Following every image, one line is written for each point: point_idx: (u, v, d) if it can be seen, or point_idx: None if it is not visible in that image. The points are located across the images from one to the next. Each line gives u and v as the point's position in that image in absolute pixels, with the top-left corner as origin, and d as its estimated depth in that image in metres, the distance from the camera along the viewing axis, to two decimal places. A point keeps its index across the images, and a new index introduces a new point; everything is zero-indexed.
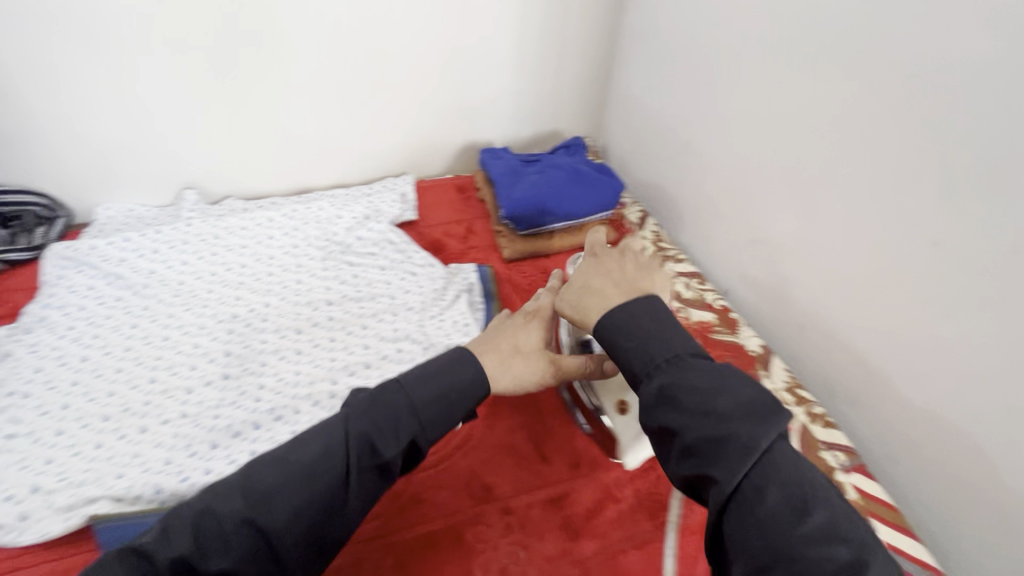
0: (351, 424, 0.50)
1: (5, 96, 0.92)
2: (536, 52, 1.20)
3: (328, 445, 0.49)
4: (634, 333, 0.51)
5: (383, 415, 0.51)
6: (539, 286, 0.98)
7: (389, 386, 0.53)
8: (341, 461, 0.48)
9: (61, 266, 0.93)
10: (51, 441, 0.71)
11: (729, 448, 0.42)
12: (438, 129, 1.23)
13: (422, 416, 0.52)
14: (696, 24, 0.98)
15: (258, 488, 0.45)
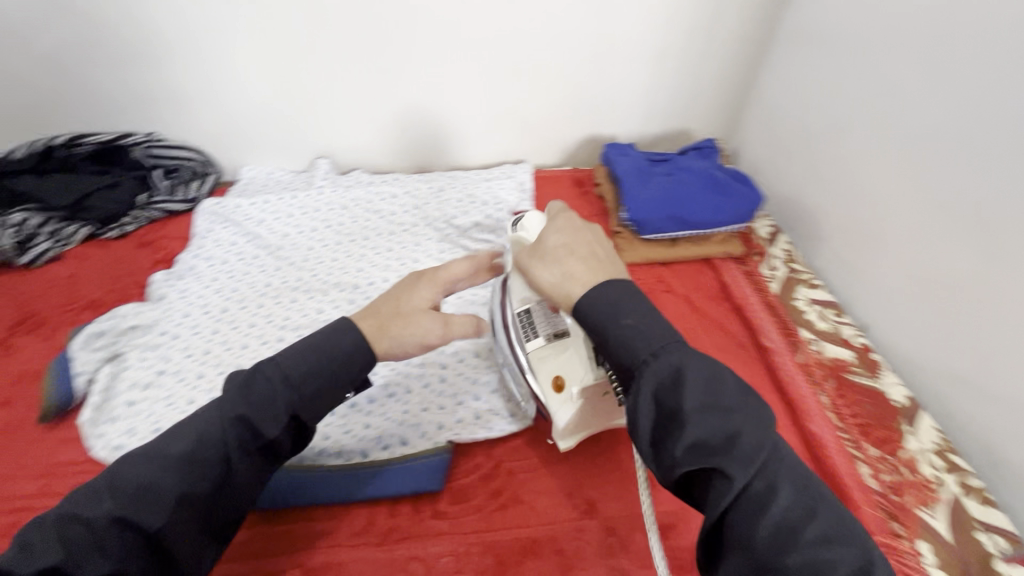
0: (223, 410, 0.47)
1: (181, 59, 1.00)
2: (679, 46, 1.12)
3: (200, 432, 0.47)
4: (627, 318, 0.46)
5: (253, 398, 0.48)
6: (656, 294, 0.93)
7: (246, 366, 0.49)
8: (217, 450, 0.47)
9: (210, 221, 1.01)
10: (193, 381, 0.76)
11: (742, 454, 0.39)
12: (563, 120, 1.20)
13: (301, 391, 0.49)
14: (878, 24, 0.86)
15: (127, 482, 0.44)
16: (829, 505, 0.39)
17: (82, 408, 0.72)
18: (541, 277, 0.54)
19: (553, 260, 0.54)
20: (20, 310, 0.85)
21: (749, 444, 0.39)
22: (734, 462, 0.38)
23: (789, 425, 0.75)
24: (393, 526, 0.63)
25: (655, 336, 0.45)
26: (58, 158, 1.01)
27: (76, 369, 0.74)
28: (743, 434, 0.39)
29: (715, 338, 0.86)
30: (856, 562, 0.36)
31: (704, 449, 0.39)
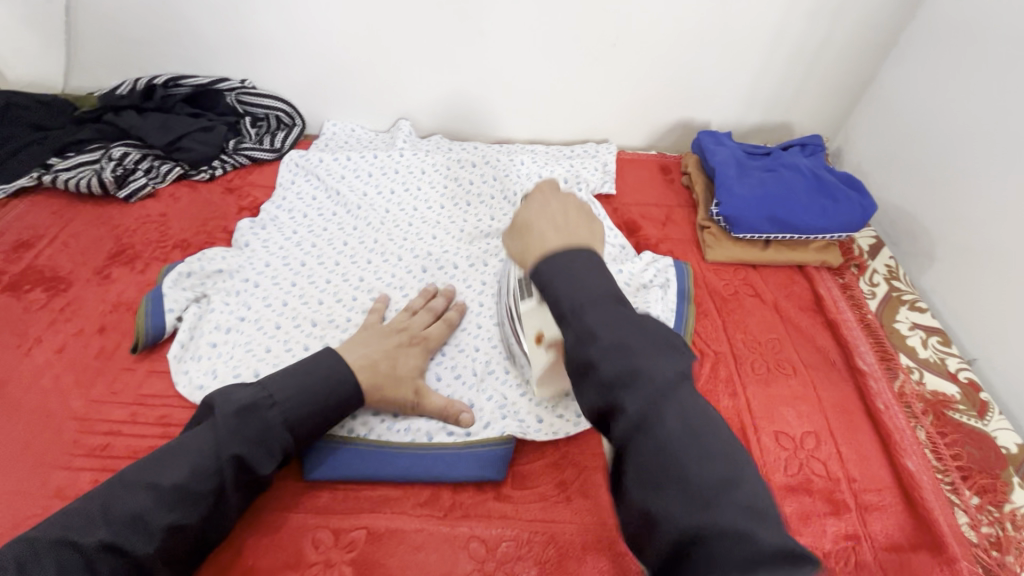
0: (225, 444, 0.54)
1: (276, 7, 0.97)
2: (800, 30, 1.01)
3: (196, 465, 0.53)
4: (569, 295, 0.44)
5: (254, 432, 0.56)
6: (742, 298, 0.87)
7: (259, 399, 0.57)
8: (213, 481, 0.53)
9: (293, 172, 1.02)
10: (271, 332, 0.77)
11: (635, 385, 0.38)
12: (657, 100, 1.12)
13: (295, 430, 0.58)
14: None
15: (123, 511, 0.49)
16: (723, 459, 0.36)
17: (173, 343, 0.75)
18: (511, 250, 0.53)
19: (525, 232, 0.52)
20: (116, 243, 0.89)
21: (648, 372, 0.38)
22: (629, 393, 0.38)
23: (878, 458, 0.69)
24: (456, 504, 0.63)
25: (577, 290, 0.44)
26: (158, 97, 1.03)
27: (166, 306, 0.77)
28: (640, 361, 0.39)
29: (804, 353, 0.80)
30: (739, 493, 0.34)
31: (616, 379, 0.39)
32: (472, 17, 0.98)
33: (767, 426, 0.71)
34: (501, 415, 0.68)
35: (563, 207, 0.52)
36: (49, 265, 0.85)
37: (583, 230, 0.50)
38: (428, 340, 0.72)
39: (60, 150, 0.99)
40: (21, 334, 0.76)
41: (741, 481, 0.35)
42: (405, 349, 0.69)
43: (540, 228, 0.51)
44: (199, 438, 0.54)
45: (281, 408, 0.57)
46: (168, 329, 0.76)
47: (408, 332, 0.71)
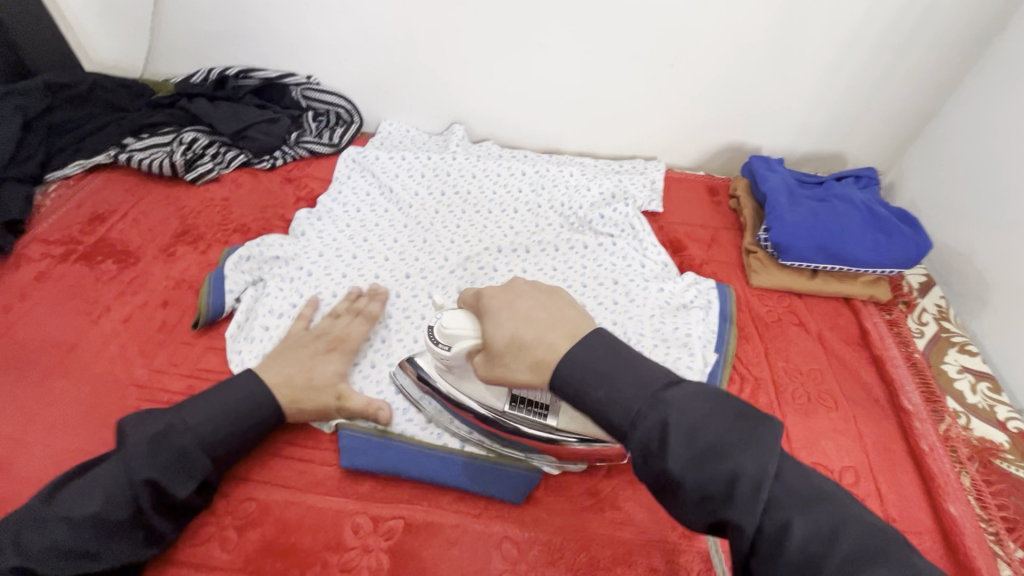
0: (136, 472, 0.54)
1: (347, 10, 1.01)
2: (863, 60, 1.00)
3: (110, 494, 0.53)
4: (614, 385, 0.45)
5: (168, 459, 0.56)
6: (785, 325, 0.86)
7: (170, 428, 0.58)
8: (128, 509, 0.53)
9: (349, 168, 1.06)
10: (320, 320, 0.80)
11: (736, 490, 0.39)
12: (710, 122, 1.12)
13: (214, 452, 0.59)
14: None
15: (42, 543, 0.49)
16: (836, 512, 0.39)
17: (231, 324, 0.79)
18: (517, 371, 0.52)
19: (522, 350, 0.51)
20: (181, 223, 0.93)
21: (747, 471, 0.39)
22: (745, 457, 0.39)
23: (919, 500, 0.68)
24: (491, 504, 0.64)
25: (632, 388, 0.44)
26: (229, 87, 1.08)
27: (227, 287, 0.81)
28: (699, 425, 0.41)
29: (847, 386, 0.79)
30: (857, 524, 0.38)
31: (709, 458, 0.40)
32: (534, 30, 1.01)
33: (805, 457, 0.71)
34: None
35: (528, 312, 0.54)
36: (119, 239, 0.90)
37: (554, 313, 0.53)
38: (348, 341, 0.73)
39: (135, 131, 1.04)
40: (93, 302, 0.80)
41: (848, 518, 0.39)
42: (321, 358, 0.70)
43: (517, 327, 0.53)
44: (116, 467, 0.55)
45: (194, 433, 0.58)
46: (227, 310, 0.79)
47: (327, 338, 0.72)
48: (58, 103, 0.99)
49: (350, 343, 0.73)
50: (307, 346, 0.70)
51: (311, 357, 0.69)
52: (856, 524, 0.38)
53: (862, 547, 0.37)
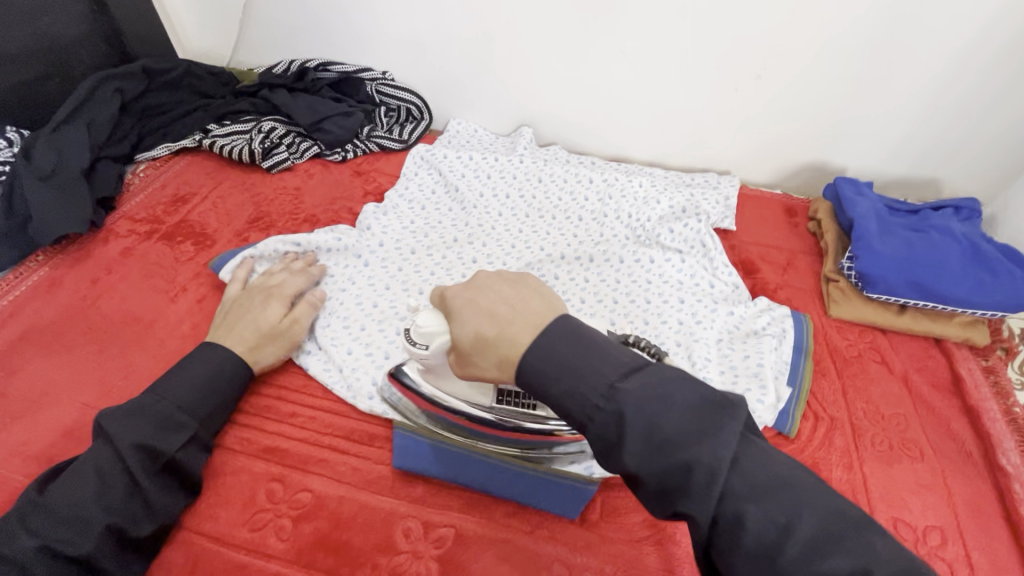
0: (120, 439, 0.57)
1: (429, 10, 1.02)
2: (975, 81, 0.92)
3: (99, 468, 0.55)
4: (560, 354, 0.43)
5: (148, 422, 0.59)
6: (866, 363, 0.80)
7: (150, 399, 0.62)
8: (121, 476, 0.56)
9: (417, 165, 1.06)
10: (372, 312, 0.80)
11: (693, 481, 0.38)
12: (792, 140, 1.06)
13: (192, 411, 0.63)
14: None
15: (58, 511, 0.52)
16: (798, 503, 0.38)
17: None
18: (487, 370, 0.48)
19: (487, 349, 0.46)
20: (255, 210, 0.96)
21: (704, 460, 0.38)
22: (703, 444, 0.39)
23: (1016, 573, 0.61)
24: (542, 523, 0.62)
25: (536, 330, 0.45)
26: (308, 79, 1.11)
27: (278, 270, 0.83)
28: (620, 381, 0.42)
29: (934, 436, 0.73)
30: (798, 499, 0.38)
31: (669, 443, 0.39)
32: (615, 36, 0.98)
33: (884, 510, 0.65)
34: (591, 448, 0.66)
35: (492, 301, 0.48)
36: (198, 221, 0.93)
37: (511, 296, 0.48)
38: (281, 288, 0.77)
39: (218, 118, 1.08)
40: (171, 281, 0.83)
41: (710, 432, 0.39)
42: (260, 306, 0.74)
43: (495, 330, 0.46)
44: (105, 441, 0.57)
45: (170, 398, 0.62)
46: None
47: (262, 290, 0.76)
48: (153, 87, 1.05)
49: (287, 287, 0.77)
50: (244, 303, 0.74)
51: (249, 307, 0.73)
52: (750, 458, 0.40)
53: (763, 482, 0.39)
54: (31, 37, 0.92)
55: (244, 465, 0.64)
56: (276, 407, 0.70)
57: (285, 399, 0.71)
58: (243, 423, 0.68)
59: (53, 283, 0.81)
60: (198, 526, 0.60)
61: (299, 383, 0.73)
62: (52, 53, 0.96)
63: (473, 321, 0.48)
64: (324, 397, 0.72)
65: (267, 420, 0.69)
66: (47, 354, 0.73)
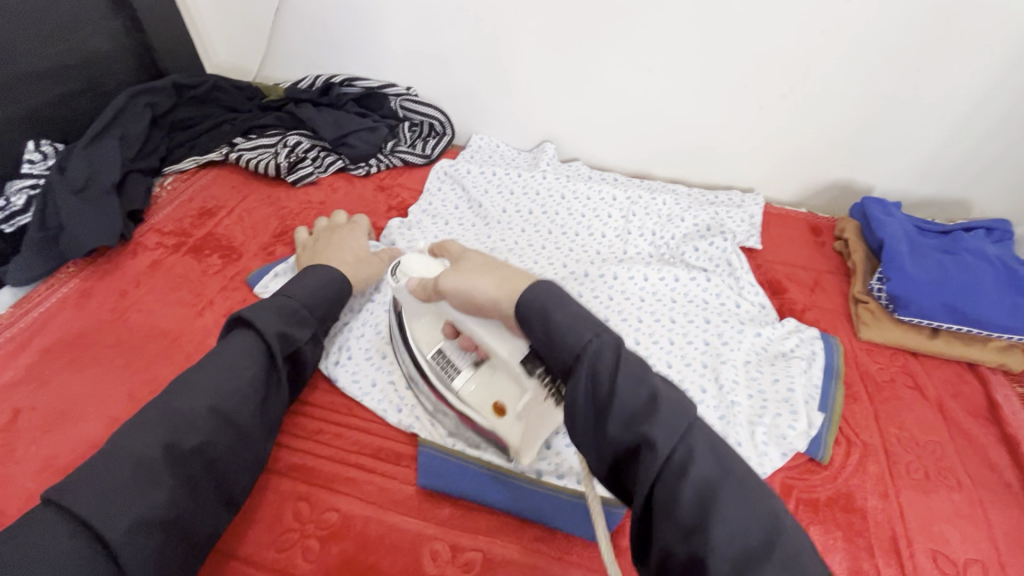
0: (265, 330, 0.62)
1: (455, 28, 1.03)
2: (1009, 100, 0.91)
3: (235, 364, 0.59)
4: (556, 315, 0.46)
5: (284, 315, 0.65)
6: (899, 388, 0.78)
7: (279, 298, 0.67)
8: (253, 372, 0.60)
9: (441, 180, 1.07)
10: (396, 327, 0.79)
11: (662, 422, 0.41)
12: (818, 158, 1.06)
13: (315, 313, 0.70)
14: None
15: (181, 414, 0.54)
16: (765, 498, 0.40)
17: None
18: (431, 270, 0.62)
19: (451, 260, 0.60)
20: (281, 223, 0.97)
21: (669, 412, 0.42)
22: (657, 427, 0.41)
23: None
24: (572, 550, 0.60)
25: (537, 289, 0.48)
26: (334, 95, 1.12)
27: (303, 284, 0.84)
28: (584, 344, 0.44)
29: (972, 465, 0.71)
30: (705, 461, 0.40)
31: (630, 418, 0.42)
32: (641, 53, 0.98)
33: (922, 541, 0.63)
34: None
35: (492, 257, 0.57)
36: (225, 235, 0.94)
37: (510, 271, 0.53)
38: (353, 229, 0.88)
39: (244, 132, 1.10)
40: (199, 294, 0.84)
41: (761, 494, 0.40)
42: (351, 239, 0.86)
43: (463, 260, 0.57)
44: (213, 362, 0.59)
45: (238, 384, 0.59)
46: None
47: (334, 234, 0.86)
48: (182, 102, 1.06)
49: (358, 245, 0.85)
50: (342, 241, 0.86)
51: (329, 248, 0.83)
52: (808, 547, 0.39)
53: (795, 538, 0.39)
54: (67, 53, 0.94)
55: (272, 483, 0.64)
56: (302, 424, 0.70)
57: (311, 416, 0.71)
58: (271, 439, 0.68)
59: (83, 295, 0.82)
60: (226, 545, 0.59)
61: (326, 400, 0.73)
62: (87, 68, 0.98)
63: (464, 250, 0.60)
64: (349, 414, 0.71)
65: (294, 438, 0.69)
66: (77, 366, 0.74)
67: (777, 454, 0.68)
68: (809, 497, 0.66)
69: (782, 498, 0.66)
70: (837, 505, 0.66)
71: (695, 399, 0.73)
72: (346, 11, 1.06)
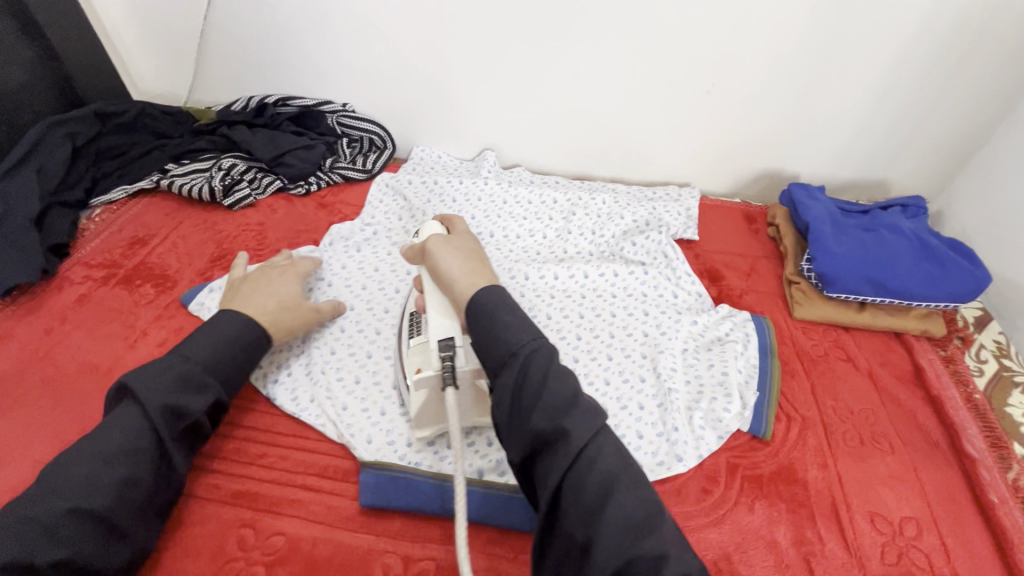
0: (149, 403, 0.57)
1: (385, 43, 1.04)
2: (909, 87, 0.98)
3: (125, 430, 0.56)
4: (549, 386, 0.48)
5: (174, 384, 0.60)
6: (833, 361, 0.82)
7: (172, 358, 0.62)
8: (149, 436, 0.57)
9: (383, 192, 1.06)
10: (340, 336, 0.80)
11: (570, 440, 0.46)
12: (746, 150, 1.10)
13: (218, 372, 0.64)
14: None
15: (75, 480, 0.52)
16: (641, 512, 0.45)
17: None
18: (466, 240, 0.63)
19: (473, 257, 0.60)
20: (218, 247, 0.95)
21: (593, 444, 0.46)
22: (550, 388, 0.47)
23: (989, 556, 0.63)
24: (525, 547, 0.61)
25: (527, 335, 0.50)
26: (268, 115, 1.11)
27: None
28: (570, 423, 0.46)
29: (902, 429, 0.74)
30: (669, 564, 0.42)
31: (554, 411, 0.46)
32: (570, 60, 1.01)
33: (860, 505, 0.66)
34: None
35: (466, 253, 0.60)
36: (158, 263, 0.91)
37: (471, 267, 0.58)
38: (296, 270, 0.80)
39: (177, 156, 1.07)
40: (131, 326, 0.81)
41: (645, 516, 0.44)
42: (277, 280, 0.76)
43: (449, 248, 0.60)
44: (121, 410, 0.58)
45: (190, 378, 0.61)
46: None
47: (276, 267, 0.78)
48: (107, 130, 1.03)
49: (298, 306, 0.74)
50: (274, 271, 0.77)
51: (271, 278, 0.75)
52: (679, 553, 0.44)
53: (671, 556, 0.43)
54: None
55: (214, 512, 0.62)
56: (245, 449, 0.68)
57: (255, 440, 0.69)
58: (211, 467, 0.66)
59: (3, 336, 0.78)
60: None
61: (268, 422, 0.71)
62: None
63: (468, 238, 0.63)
64: (291, 433, 0.70)
65: (235, 463, 0.66)
66: None
67: (713, 436, 0.70)
68: (755, 474, 0.68)
69: (729, 478, 0.67)
70: (780, 478, 0.68)
71: (634, 389, 0.74)
72: (274, 31, 1.06)
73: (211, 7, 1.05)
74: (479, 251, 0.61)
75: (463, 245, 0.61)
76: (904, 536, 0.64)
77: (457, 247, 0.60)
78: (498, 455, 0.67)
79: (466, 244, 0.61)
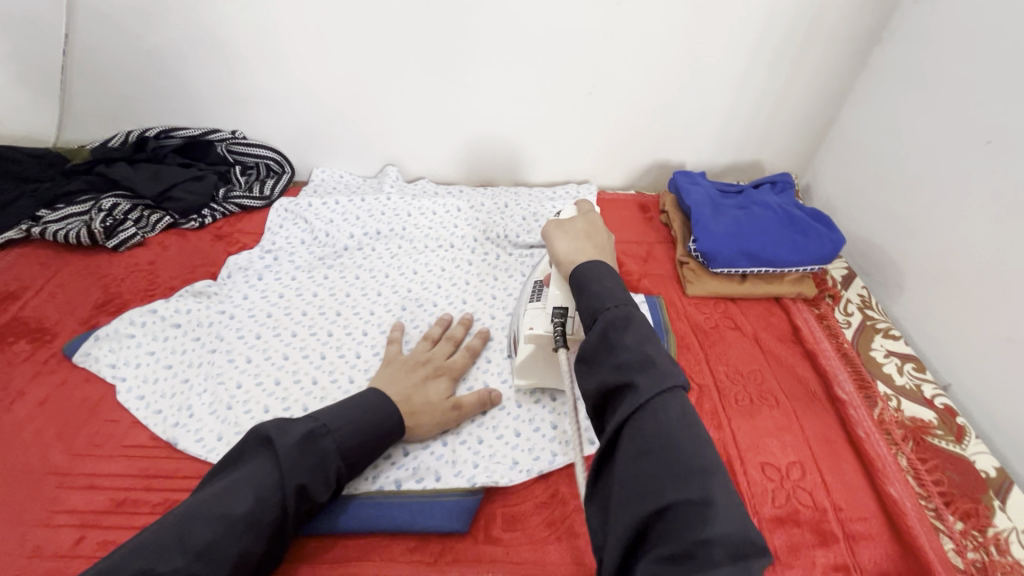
0: (288, 476, 0.55)
1: (267, 68, 1.02)
2: (763, 78, 1.09)
3: (259, 492, 0.53)
4: (598, 287, 0.57)
5: (314, 462, 0.57)
6: (723, 331, 0.89)
7: (316, 431, 0.59)
8: (276, 510, 0.53)
9: (282, 217, 1.04)
10: (245, 367, 0.78)
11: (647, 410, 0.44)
12: (634, 145, 1.18)
13: (347, 459, 0.61)
14: (975, 82, 0.83)
15: (198, 540, 0.48)
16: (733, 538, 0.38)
17: (143, 394, 0.74)
18: (581, 224, 0.76)
19: (593, 240, 0.73)
20: (103, 292, 0.89)
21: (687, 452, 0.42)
22: (644, 374, 0.46)
23: (862, 485, 0.71)
24: (448, 548, 0.62)
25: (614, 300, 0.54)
26: (150, 149, 1.06)
27: (128, 351, 0.79)
28: (640, 377, 0.46)
29: (786, 384, 0.82)
30: (721, 517, 0.39)
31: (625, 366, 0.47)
32: (456, 71, 1.04)
33: (753, 457, 0.72)
34: (473, 464, 0.68)
35: (591, 237, 0.73)
36: (35, 316, 0.85)
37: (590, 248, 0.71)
38: (454, 369, 0.75)
39: (50, 202, 1.00)
40: (5, 388, 0.75)
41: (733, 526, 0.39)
42: (430, 380, 0.72)
43: (574, 236, 0.73)
44: (253, 466, 0.55)
45: (338, 454, 0.59)
46: (141, 374, 0.77)
47: (433, 364, 0.74)
48: None
49: (427, 393, 0.70)
50: (421, 370, 0.73)
51: (417, 378, 0.72)
52: None
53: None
54: None
55: None
56: (143, 500, 0.64)
57: (154, 489, 0.65)
58: (106, 523, 0.62)
59: None
60: None
61: (172, 468, 0.68)
62: None
63: (595, 219, 0.77)
64: (192, 474, 0.67)
65: (132, 514, 0.63)
66: None
67: None
68: None
69: None
70: None
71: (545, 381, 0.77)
72: (147, 64, 1.02)
73: (71, 40, 1.00)
74: (601, 241, 0.73)
75: (600, 231, 0.75)
76: (789, 480, 0.70)
77: (590, 234, 0.74)
78: (414, 463, 0.68)
79: (595, 235, 0.74)
